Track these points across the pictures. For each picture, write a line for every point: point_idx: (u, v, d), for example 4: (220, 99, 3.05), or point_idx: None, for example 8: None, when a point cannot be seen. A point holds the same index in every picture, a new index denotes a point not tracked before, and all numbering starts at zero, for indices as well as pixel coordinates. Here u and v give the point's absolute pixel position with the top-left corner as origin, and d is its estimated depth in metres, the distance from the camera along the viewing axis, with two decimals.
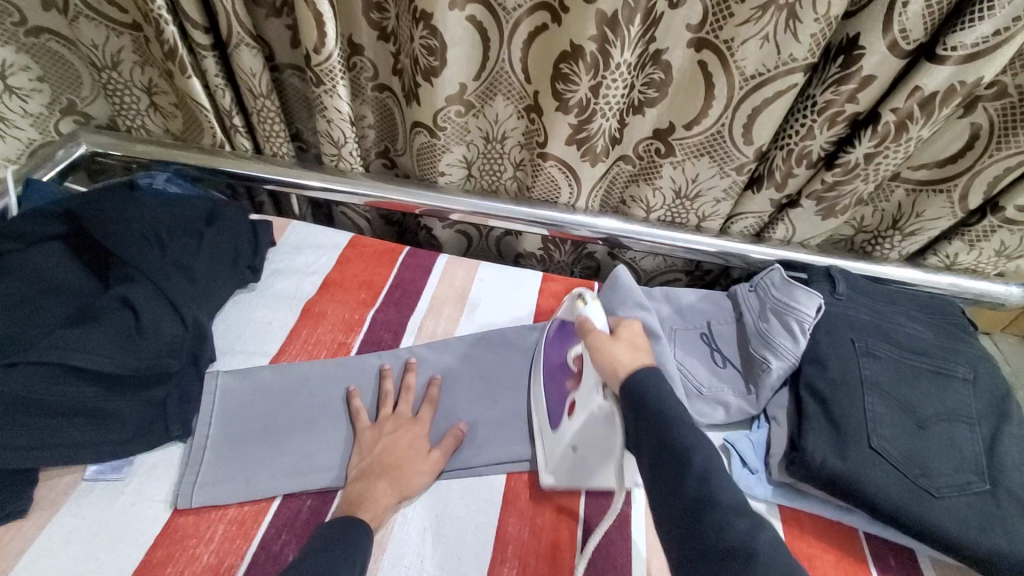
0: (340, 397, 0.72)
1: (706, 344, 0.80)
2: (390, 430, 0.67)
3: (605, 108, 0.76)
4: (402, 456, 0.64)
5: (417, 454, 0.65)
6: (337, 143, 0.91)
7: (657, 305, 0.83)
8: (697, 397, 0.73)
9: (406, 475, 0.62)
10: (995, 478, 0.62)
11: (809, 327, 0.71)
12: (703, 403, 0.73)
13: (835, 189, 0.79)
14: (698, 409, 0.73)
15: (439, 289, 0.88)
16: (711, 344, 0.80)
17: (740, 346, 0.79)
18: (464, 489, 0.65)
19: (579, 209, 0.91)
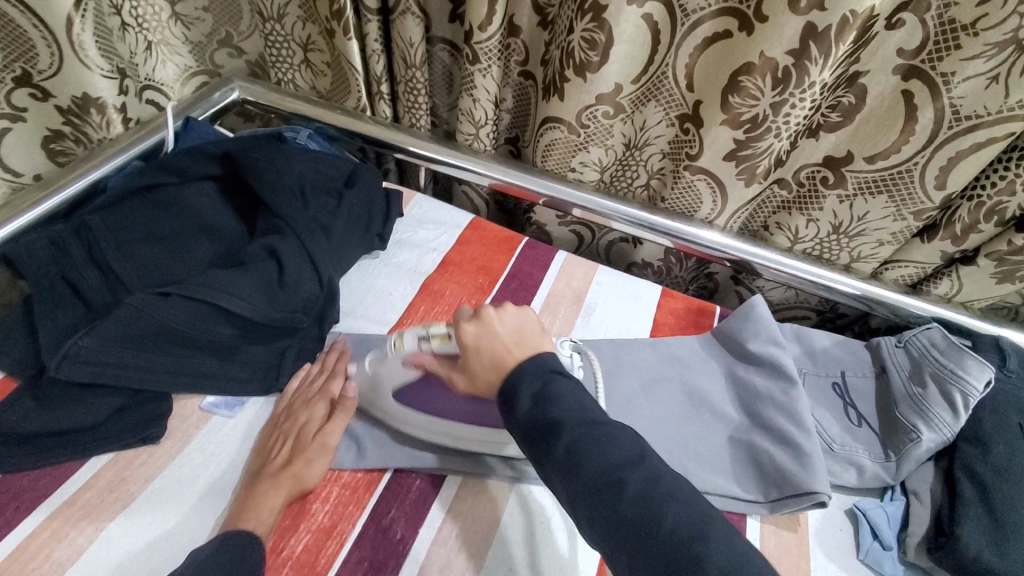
0: None
1: (839, 396, 0.74)
2: (297, 408, 0.63)
3: (781, 127, 0.70)
4: (297, 448, 0.59)
5: (311, 442, 0.60)
6: (477, 123, 0.90)
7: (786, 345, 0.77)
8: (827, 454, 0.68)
9: (301, 466, 0.58)
10: None
11: (974, 401, 0.63)
12: (834, 461, 0.67)
13: (1023, 253, 0.70)
14: (828, 467, 0.67)
15: (555, 287, 0.86)
16: (845, 398, 0.73)
17: (879, 405, 0.71)
18: None
19: (716, 227, 0.85)
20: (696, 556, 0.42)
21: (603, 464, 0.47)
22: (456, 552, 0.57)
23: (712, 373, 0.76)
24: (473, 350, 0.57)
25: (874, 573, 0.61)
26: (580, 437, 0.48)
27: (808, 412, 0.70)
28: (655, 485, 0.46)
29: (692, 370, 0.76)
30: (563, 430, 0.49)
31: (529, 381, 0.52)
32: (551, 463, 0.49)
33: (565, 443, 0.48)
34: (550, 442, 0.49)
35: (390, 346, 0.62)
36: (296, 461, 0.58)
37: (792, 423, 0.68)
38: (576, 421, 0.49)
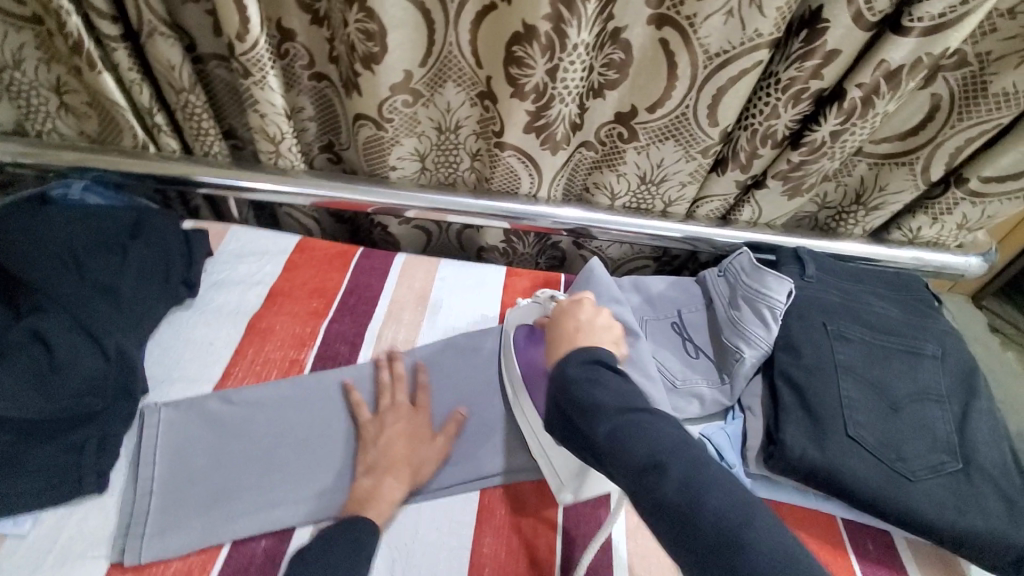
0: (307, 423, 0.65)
1: (677, 333, 0.78)
2: (393, 419, 0.64)
3: (563, 92, 0.71)
4: (403, 454, 0.61)
5: (421, 445, 0.62)
6: (273, 138, 0.83)
7: (626, 296, 0.81)
8: (670, 390, 0.72)
9: (414, 465, 0.61)
10: (968, 456, 0.60)
11: (781, 312, 0.69)
12: (677, 397, 0.72)
13: (801, 168, 0.76)
14: (673, 403, 0.71)
15: (397, 293, 0.83)
16: (683, 334, 0.78)
17: (711, 334, 0.77)
18: (441, 509, 0.60)
19: (541, 200, 0.86)
20: (735, 541, 0.42)
21: (630, 459, 0.48)
22: None
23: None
24: (559, 318, 0.65)
25: None
26: (622, 420, 0.50)
27: (650, 357, 0.74)
28: (703, 468, 0.47)
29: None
30: (604, 415, 0.51)
31: (572, 371, 0.56)
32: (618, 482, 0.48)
33: (608, 426, 0.50)
34: (590, 426, 0.51)
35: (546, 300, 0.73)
36: (417, 463, 0.61)
37: (637, 370, 0.71)
38: (620, 405, 0.51)
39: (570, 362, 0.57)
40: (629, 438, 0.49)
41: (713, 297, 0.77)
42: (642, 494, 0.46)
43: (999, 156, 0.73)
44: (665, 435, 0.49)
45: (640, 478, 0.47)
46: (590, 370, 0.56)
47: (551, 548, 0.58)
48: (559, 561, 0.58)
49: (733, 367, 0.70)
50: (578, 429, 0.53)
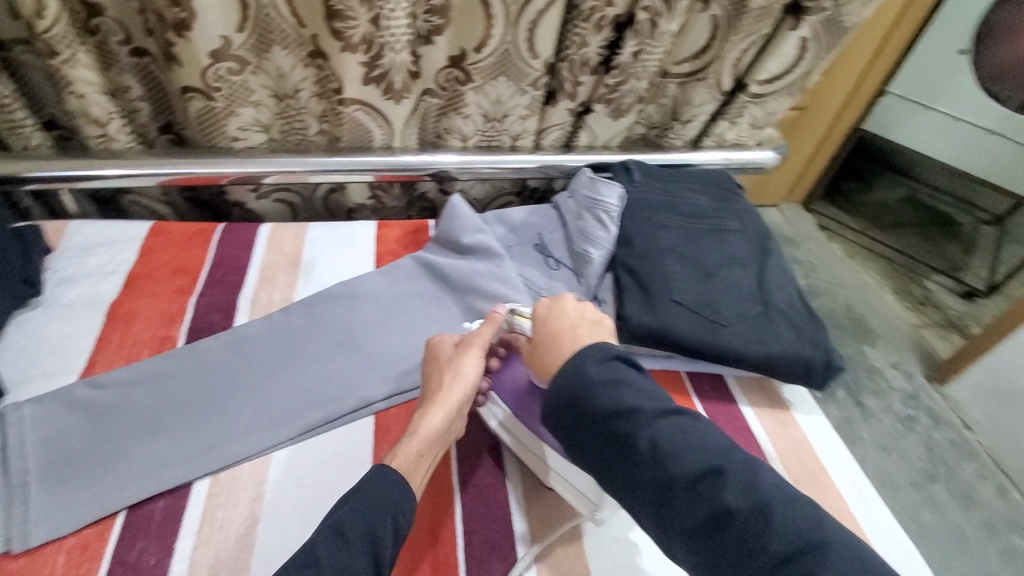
0: (190, 389, 0.65)
1: (541, 253, 0.86)
2: (433, 376, 0.61)
3: (392, 40, 0.75)
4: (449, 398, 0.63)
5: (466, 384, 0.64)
6: (99, 121, 0.80)
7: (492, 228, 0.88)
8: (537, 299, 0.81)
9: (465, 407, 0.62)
10: (766, 301, 0.74)
11: (616, 214, 0.80)
12: None
13: (616, 90, 0.87)
14: None
15: (268, 259, 0.84)
16: (545, 252, 0.86)
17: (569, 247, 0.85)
18: (338, 438, 0.65)
19: (397, 149, 0.90)
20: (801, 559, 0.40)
21: (683, 465, 0.45)
22: (224, 542, 0.55)
23: (431, 267, 0.81)
24: (541, 323, 0.59)
25: None
26: (663, 427, 0.47)
27: (516, 274, 0.81)
28: (750, 474, 0.44)
29: (420, 279, 0.81)
30: (640, 423, 0.48)
31: (593, 372, 0.51)
32: (666, 497, 0.45)
33: (646, 437, 0.47)
34: (627, 436, 0.48)
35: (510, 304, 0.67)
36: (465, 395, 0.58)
37: (505, 285, 0.78)
38: (658, 409, 0.49)
39: (568, 374, 0.52)
40: (671, 445, 0.46)
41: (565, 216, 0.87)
42: (695, 508, 0.44)
43: (769, 63, 0.88)
44: (708, 440, 0.47)
45: (692, 489, 0.44)
46: (615, 373, 0.51)
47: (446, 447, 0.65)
48: (455, 456, 0.65)
49: (586, 268, 0.80)
50: (615, 440, 0.48)
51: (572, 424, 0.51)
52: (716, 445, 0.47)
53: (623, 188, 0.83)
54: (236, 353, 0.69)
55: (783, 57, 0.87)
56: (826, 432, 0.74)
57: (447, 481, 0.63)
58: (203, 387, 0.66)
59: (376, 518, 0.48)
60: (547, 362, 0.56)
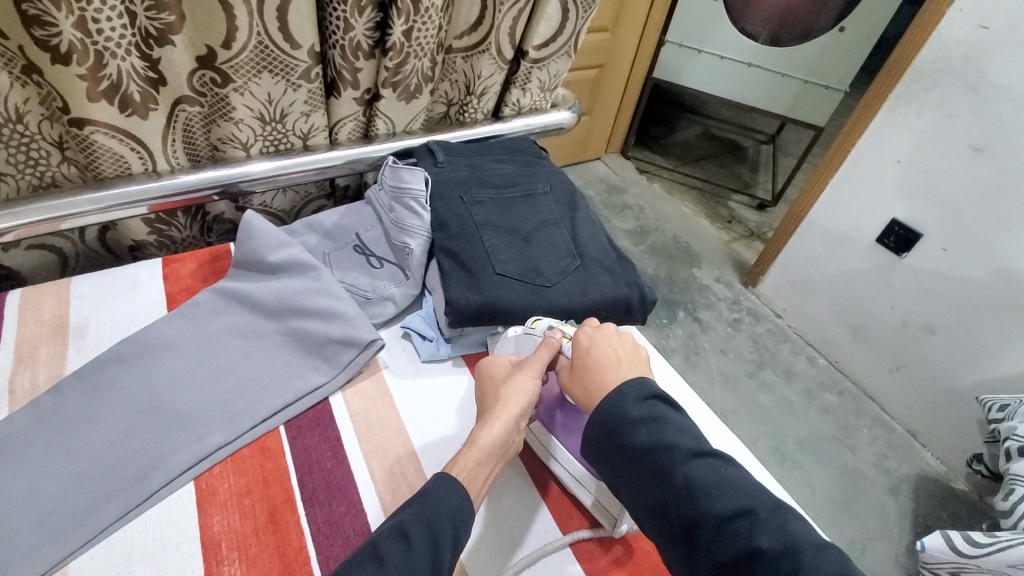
0: None
1: (361, 254, 0.81)
2: (487, 393, 0.62)
3: (113, 45, 0.64)
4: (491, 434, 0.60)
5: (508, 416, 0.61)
6: None
7: (302, 238, 0.81)
8: (366, 303, 0.76)
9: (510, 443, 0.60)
10: (582, 253, 0.78)
11: (425, 198, 0.77)
12: (372, 306, 0.76)
13: (399, 72, 0.83)
14: (370, 313, 0.76)
15: (21, 334, 0.68)
16: (365, 252, 0.81)
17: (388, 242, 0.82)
18: (151, 521, 0.55)
19: (164, 172, 0.78)
20: None
21: (719, 508, 0.46)
22: None
23: (237, 295, 0.72)
24: (585, 354, 0.58)
25: (433, 361, 0.74)
26: (700, 465, 0.48)
27: (336, 283, 0.75)
28: (784, 514, 0.45)
29: (225, 312, 0.71)
30: (675, 459, 0.48)
31: (633, 410, 0.51)
32: (699, 535, 0.46)
33: (683, 473, 0.47)
34: (664, 470, 0.48)
35: (528, 327, 0.68)
36: (517, 410, 0.58)
37: (326, 297, 0.72)
38: (693, 448, 0.49)
39: (612, 400, 0.52)
40: (710, 487, 0.47)
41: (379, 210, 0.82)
42: (728, 547, 0.44)
43: (539, 27, 0.90)
44: (742, 482, 0.47)
45: (726, 525, 0.45)
46: (654, 410, 0.51)
47: (289, 489, 0.59)
48: (300, 496, 0.59)
49: (409, 259, 0.77)
50: (652, 475, 0.49)
51: (610, 453, 0.51)
52: (754, 492, 0.47)
53: (428, 171, 0.81)
54: None
55: (550, 20, 0.90)
56: None
57: (293, 526, 0.56)
58: None
59: (441, 520, 0.48)
60: (588, 389, 0.56)
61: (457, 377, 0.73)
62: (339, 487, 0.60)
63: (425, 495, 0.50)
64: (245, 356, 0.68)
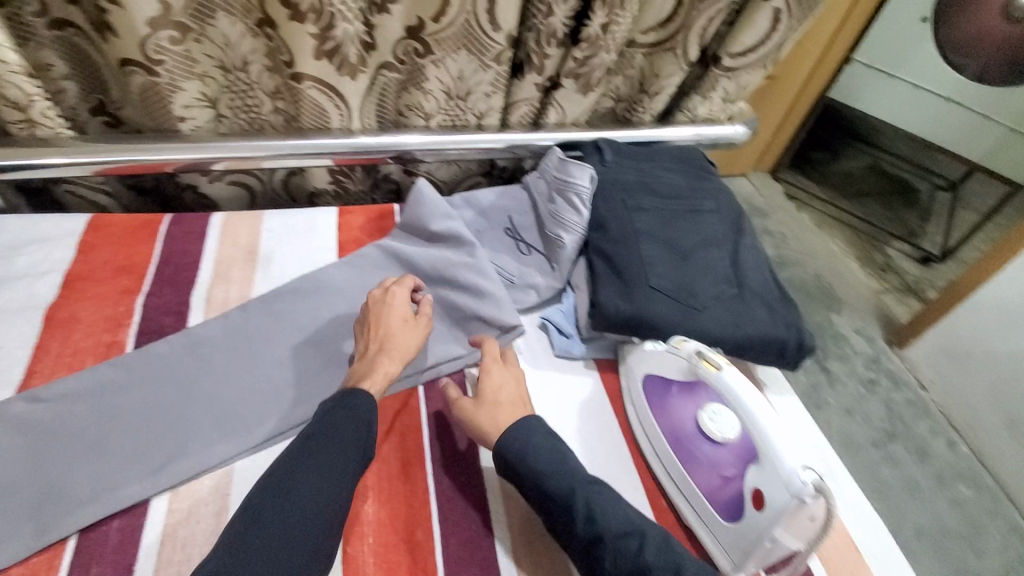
0: (144, 399, 0.62)
1: (512, 237, 0.83)
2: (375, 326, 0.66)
3: (343, 10, 0.70)
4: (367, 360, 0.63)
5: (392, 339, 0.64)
6: (19, 104, 0.72)
7: (460, 213, 0.83)
8: (509, 288, 0.78)
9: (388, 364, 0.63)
10: (740, 282, 0.74)
11: (587, 197, 0.77)
12: (516, 291, 0.78)
13: (586, 64, 0.83)
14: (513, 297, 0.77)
15: (221, 252, 0.78)
16: (516, 237, 0.83)
17: (540, 231, 0.83)
18: None
19: (356, 131, 0.85)
20: None
21: (613, 527, 0.52)
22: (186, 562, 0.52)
23: (399, 256, 0.77)
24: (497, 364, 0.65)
25: (567, 359, 0.74)
26: (598, 492, 0.54)
27: (489, 262, 0.78)
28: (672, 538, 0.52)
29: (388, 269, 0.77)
30: (573, 487, 0.55)
31: (539, 443, 0.57)
32: (595, 554, 0.52)
33: (583, 497, 0.54)
34: (569, 500, 0.54)
35: (672, 346, 0.63)
36: (406, 354, 0.64)
37: (478, 275, 0.75)
38: (587, 477, 0.56)
39: (517, 436, 0.58)
40: (605, 510, 0.53)
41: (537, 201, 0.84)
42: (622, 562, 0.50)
43: (743, 36, 0.85)
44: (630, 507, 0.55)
45: (618, 542, 0.52)
46: (555, 446, 0.58)
47: (419, 446, 0.63)
48: (431, 458, 0.62)
49: (559, 253, 0.78)
50: (555, 502, 0.55)
51: (518, 479, 0.57)
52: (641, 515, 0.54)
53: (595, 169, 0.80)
54: (191, 357, 0.65)
55: (757, 30, 0.84)
56: (797, 411, 0.74)
57: (423, 482, 0.60)
58: (158, 397, 0.62)
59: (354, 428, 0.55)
60: (485, 421, 0.60)
61: (585, 378, 0.72)
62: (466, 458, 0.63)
63: (347, 409, 0.56)
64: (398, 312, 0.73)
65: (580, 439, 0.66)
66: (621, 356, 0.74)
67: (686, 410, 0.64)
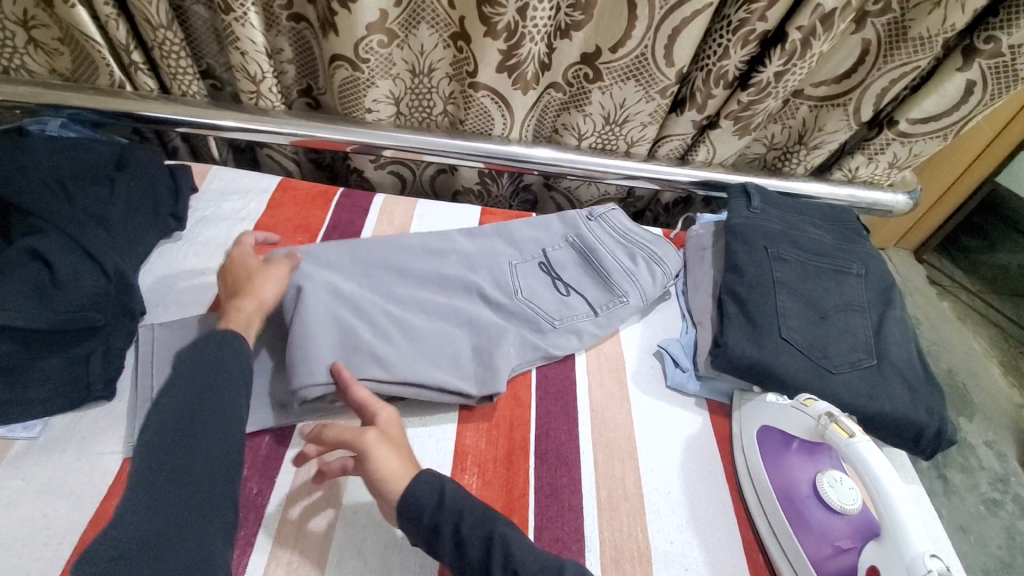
0: None
1: (547, 274, 0.80)
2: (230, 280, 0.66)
3: (532, 31, 0.76)
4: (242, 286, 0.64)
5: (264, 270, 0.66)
6: (254, 78, 0.86)
7: (489, 241, 0.81)
8: (551, 330, 0.74)
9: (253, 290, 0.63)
10: (881, 353, 0.70)
11: (665, 273, 0.82)
12: (558, 335, 0.74)
13: (750, 108, 0.83)
14: (553, 341, 0.73)
15: (379, 228, 0.88)
16: (552, 274, 0.80)
17: (576, 274, 0.81)
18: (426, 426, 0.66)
19: (513, 140, 0.91)
20: None
21: (529, 567, 0.50)
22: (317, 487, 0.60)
23: (401, 275, 0.74)
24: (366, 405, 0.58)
25: (680, 393, 0.74)
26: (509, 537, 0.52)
27: (529, 301, 0.76)
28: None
29: (392, 283, 0.74)
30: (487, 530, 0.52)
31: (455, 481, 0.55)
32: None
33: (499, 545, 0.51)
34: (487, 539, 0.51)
35: (798, 402, 0.62)
36: (265, 294, 0.63)
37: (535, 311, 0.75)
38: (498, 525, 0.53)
39: (426, 484, 0.53)
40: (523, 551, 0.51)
41: (594, 245, 0.82)
42: None
43: (925, 100, 0.82)
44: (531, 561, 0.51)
45: None
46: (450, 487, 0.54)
47: (525, 437, 0.66)
48: (534, 450, 0.65)
49: (618, 310, 0.78)
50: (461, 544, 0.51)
51: (429, 535, 0.52)
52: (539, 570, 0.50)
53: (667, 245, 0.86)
54: None
55: (943, 96, 0.81)
56: (923, 505, 0.68)
57: (523, 472, 0.63)
58: None
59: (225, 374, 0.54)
60: (392, 464, 0.54)
61: (696, 417, 0.72)
62: (566, 460, 0.65)
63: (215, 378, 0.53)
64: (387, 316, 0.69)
65: (681, 473, 0.65)
66: (735, 402, 0.72)
67: (804, 472, 0.62)
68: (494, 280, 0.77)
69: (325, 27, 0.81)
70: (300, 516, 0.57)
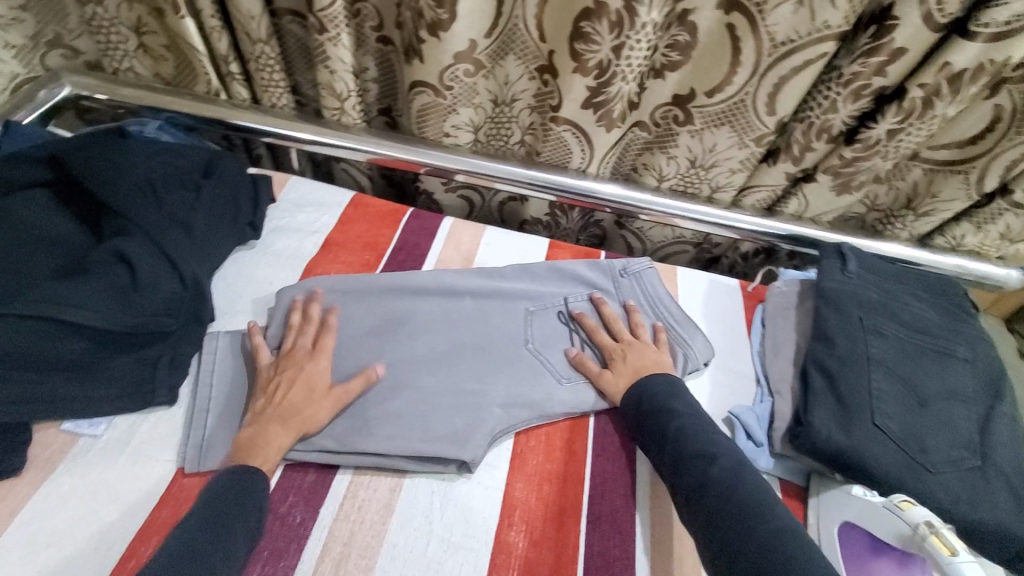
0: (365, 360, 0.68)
1: (564, 325, 0.75)
2: (289, 366, 0.63)
3: (626, 70, 0.73)
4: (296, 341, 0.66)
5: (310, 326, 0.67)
6: (340, 96, 0.87)
7: (510, 282, 0.77)
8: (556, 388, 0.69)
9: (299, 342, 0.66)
10: (986, 454, 0.62)
11: (692, 349, 0.74)
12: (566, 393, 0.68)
13: (853, 164, 0.77)
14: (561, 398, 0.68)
15: (445, 252, 0.86)
16: (568, 326, 0.75)
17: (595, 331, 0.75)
18: (477, 478, 0.63)
19: (590, 175, 0.88)
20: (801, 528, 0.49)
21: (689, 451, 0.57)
22: (359, 524, 0.58)
23: (410, 318, 0.71)
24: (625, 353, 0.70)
25: None
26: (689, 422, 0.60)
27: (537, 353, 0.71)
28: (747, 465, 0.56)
29: (398, 325, 0.71)
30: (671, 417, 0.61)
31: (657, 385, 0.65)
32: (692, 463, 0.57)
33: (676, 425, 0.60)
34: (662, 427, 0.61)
35: (892, 503, 0.56)
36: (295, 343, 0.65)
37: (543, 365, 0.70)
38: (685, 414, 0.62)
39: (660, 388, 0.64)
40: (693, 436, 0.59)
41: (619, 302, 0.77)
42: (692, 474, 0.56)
43: None
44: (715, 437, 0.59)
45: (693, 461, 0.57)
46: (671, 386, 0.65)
47: (578, 498, 0.62)
48: (587, 513, 0.61)
49: None
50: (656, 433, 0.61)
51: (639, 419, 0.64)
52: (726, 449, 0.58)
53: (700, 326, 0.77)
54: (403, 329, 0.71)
55: None
56: None
57: (573, 538, 0.59)
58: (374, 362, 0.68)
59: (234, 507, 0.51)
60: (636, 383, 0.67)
61: None
62: (619, 531, 0.61)
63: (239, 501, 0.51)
64: (380, 370, 0.67)
65: None
66: (813, 487, 0.65)
67: None
68: (507, 328, 0.73)
69: (409, 53, 0.80)
70: (340, 554, 0.56)
